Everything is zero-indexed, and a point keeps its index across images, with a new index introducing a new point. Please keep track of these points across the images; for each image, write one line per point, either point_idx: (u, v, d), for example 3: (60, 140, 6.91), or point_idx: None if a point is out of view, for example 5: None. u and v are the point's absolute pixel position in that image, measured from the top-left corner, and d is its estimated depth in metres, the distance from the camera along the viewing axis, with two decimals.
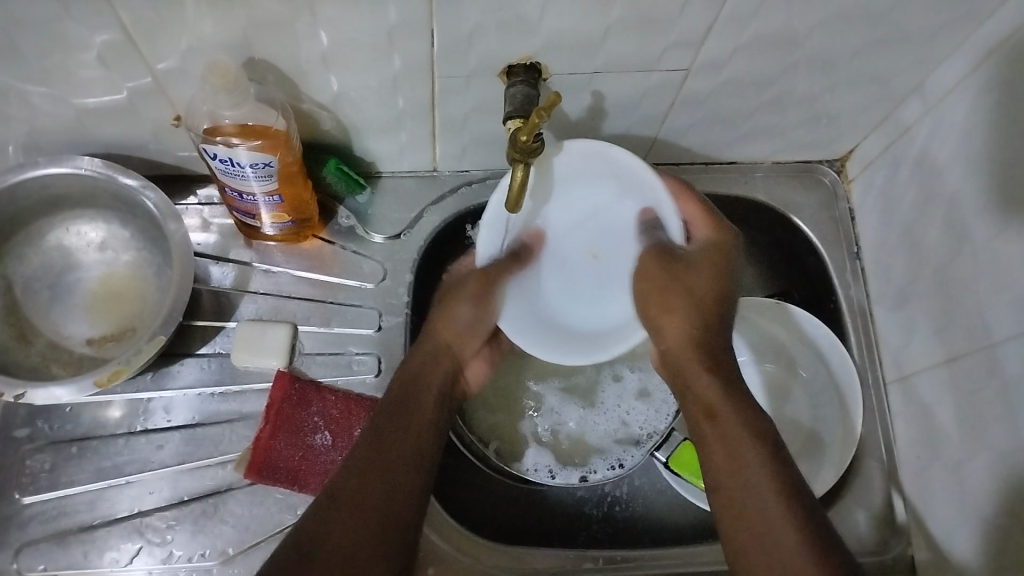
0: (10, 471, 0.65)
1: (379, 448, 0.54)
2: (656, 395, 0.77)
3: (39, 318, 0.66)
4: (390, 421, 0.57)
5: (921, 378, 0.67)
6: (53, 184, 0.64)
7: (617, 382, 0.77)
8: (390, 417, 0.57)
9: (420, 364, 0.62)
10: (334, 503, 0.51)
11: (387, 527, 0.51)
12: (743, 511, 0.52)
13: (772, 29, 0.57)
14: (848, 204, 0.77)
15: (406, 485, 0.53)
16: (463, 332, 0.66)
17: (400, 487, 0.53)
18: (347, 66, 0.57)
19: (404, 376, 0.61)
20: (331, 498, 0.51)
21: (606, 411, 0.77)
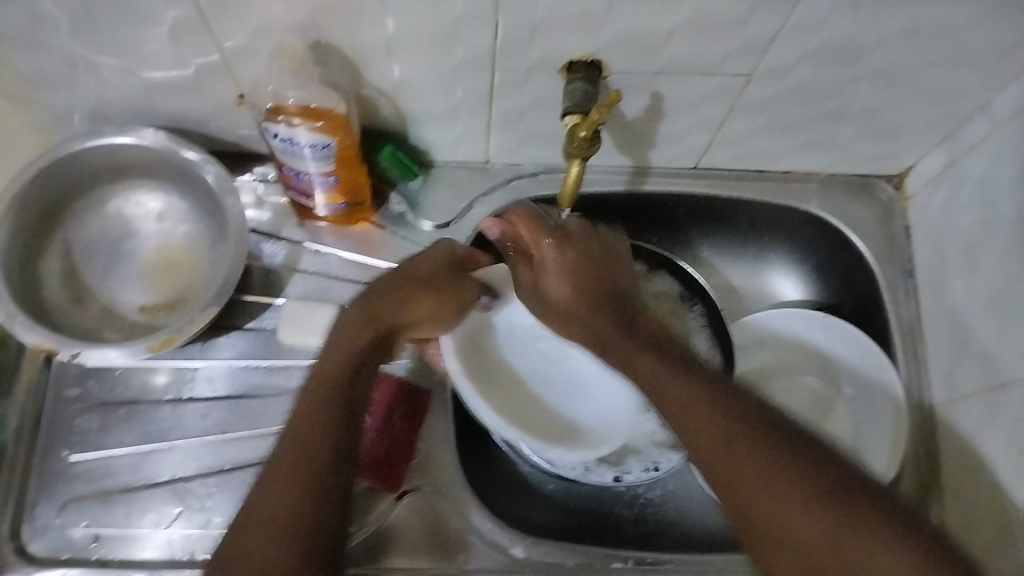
0: (60, 428, 0.67)
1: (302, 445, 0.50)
2: None
3: (96, 282, 0.68)
4: (312, 414, 0.52)
5: (970, 403, 0.66)
6: (118, 153, 0.66)
7: None
8: (315, 405, 0.52)
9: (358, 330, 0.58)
10: (257, 519, 0.47)
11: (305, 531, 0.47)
12: (726, 464, 0.47)
13: (840, 38, 0.56)
14: (904, 221, 0.76)
15: (326, 489, 0.49)
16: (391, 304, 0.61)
17: (317, 494, 0.48)
18: (410, 53, 0.57)
19: (347, 345, 0.57)
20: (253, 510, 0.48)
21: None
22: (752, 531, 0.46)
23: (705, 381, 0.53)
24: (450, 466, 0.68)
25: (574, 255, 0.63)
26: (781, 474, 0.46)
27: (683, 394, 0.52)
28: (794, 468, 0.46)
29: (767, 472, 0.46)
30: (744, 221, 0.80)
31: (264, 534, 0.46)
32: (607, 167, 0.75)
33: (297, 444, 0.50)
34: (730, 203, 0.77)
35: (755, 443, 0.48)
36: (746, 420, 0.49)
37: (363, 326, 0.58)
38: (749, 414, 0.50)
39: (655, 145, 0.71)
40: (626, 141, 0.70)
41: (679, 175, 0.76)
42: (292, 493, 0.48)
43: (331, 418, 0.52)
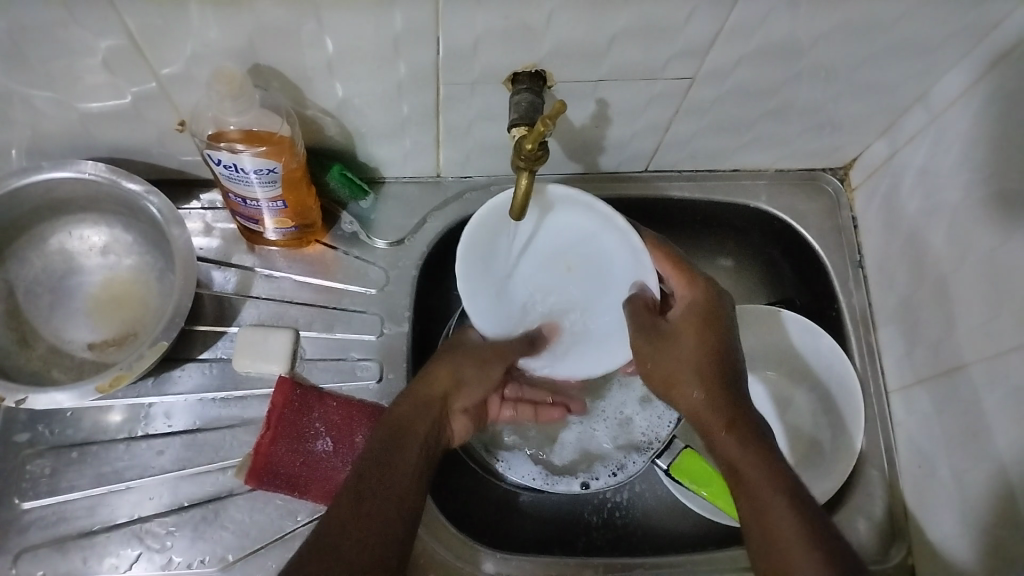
0: (10, 475, 0.64)
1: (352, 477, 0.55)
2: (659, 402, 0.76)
3: (41, 322, 0.66)
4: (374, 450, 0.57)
5: (923, 387, 0.67)
6: (56, 188, 0.64)
7: (623, 389, 0.77)
8: (376, 447, 0.57)
9: (409, 405, 0.60)
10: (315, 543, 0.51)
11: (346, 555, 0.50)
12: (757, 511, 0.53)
13: (780, 38, 0.57)
14: (850, 213, 0.78)
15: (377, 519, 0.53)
16: (464, 382, 0.63)
17: (366, 524, 0.52)
18: (352, 72, 0.56)
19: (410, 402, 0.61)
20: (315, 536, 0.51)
21: (605, 412, 0.76)
22: (756, 543, 0.52)
23: (762, 453, 0.55)
24: None
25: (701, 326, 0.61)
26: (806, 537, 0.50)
27: (730, 417, 0.58)
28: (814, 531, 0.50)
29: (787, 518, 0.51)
30: (696, 221, 0.81)
31: (330, 552, 0.50)
32: (558, 175, 0.75)
33: (363, 476, 0.55)
34: (681, 203, 0.78)
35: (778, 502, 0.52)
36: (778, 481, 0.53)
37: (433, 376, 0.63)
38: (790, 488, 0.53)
39: (605, 150, 0.71)
40: (575, 148, 0.70)
41: (630, 178, 0.76)
42: (360, 518, 0.52)
43: (395, 462, 0.56)
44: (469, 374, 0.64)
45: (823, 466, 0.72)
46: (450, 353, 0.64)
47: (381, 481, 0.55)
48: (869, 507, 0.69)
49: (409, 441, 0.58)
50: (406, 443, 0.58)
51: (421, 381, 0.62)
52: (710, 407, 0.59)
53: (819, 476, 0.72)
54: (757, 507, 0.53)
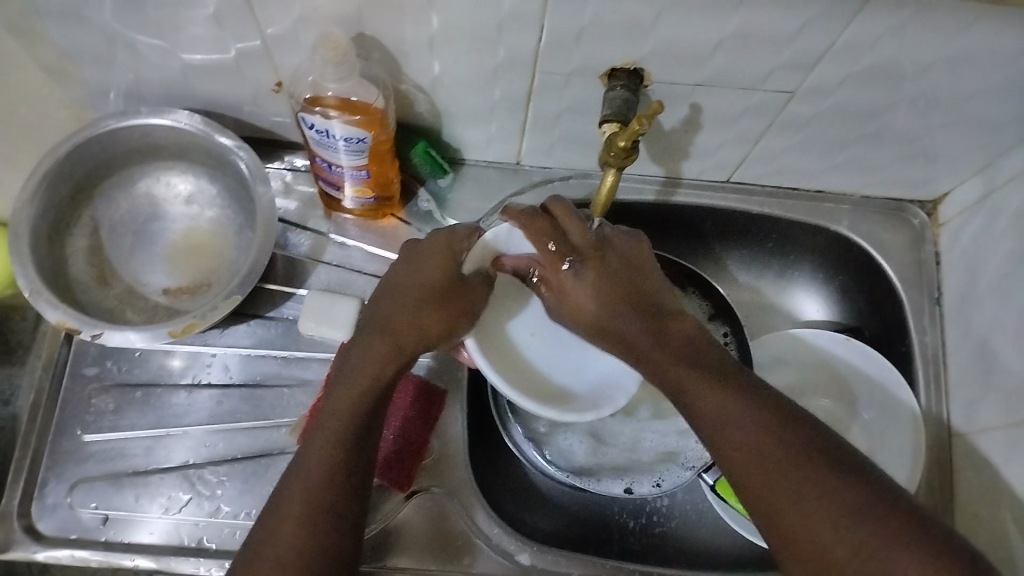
0: (76, 406, 0.67)
1: (331, 463, 0.50)
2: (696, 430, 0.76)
3: (120, 262, 0.68)
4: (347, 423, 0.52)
5: (991, 435, 0.65)
6: (150, 134, 0.66)
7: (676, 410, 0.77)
8: (352, 413, 0.52)
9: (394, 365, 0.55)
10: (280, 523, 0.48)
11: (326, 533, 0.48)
12: (734, 442, 0.50)
13: (889, 59, 0.55)
14: (933, 248, 0.75)
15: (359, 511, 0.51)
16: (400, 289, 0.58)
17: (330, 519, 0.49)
18: (452, 50, 0.57)
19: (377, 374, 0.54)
20: (280, 519, 0.48)
21: (621, 434, 0.77)
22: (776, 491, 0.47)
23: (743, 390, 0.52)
24: (462, 467, 0.68)
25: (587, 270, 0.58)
26: (804, 465, 0.47)
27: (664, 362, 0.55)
28: (824, 467, 0.47)
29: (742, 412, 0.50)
30: (771, 238, 0.79)
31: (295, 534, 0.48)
32: (639, 176, 0.75)
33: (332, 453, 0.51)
34: (759, 219, 0.77)
35: (831, 476, 0.46)
36: (779, 427, 0.49)
37: (410, 329, 0.56)
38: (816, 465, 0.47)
39: (689, 155, 0.70)
40: (659, 150, 0.70)
41: (710, 187, 0.76)
42: (332, 509, 0.49)
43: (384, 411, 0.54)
44: (455, 312, 0.59)
45: None
46: (416, 288, 0.58)
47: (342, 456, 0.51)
48: None
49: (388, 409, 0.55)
50: (342, 443, 0.51)
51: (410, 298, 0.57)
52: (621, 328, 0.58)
53: None
54: (735, 464, 0.49)
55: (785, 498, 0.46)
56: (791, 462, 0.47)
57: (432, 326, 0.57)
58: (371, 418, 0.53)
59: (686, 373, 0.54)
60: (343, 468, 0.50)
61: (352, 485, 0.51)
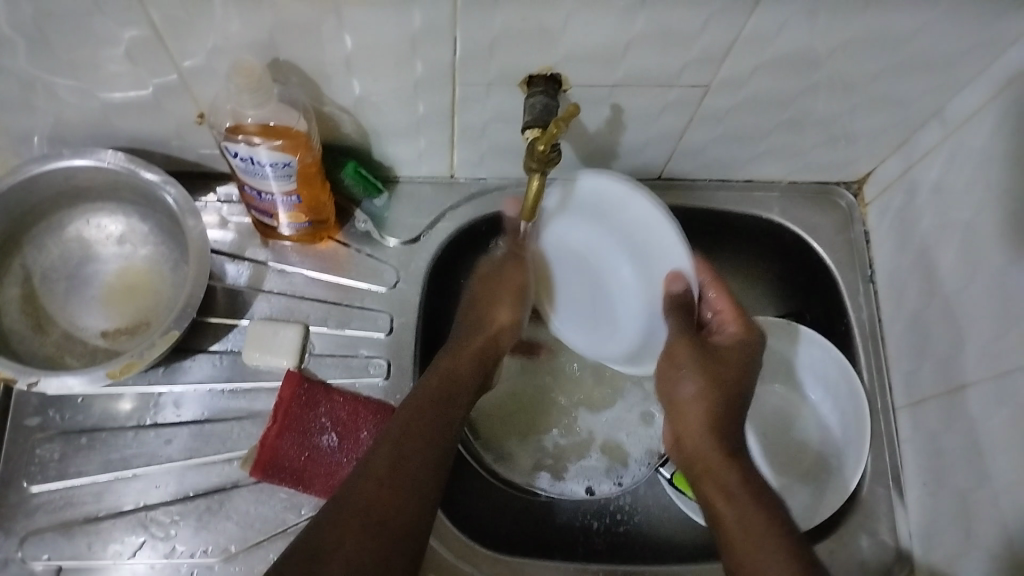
0: (20, 458, 0.65)
1: (393, 465, 0.55)
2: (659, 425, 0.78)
3: (55, 308, 0.67)
4: (406, 436, 0.57)
5: (932, 402, 0.67)
6: (74, 176, 0.65)
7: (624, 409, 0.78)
8: (416, 424, 0.58)
9: (464, 371, 0.64)
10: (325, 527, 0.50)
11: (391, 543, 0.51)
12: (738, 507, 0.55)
13: (797, 46, 0.57)
14: (862, 227, 0.77)
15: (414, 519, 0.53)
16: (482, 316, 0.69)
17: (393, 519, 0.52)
18: (370, 69, 0.57)
19: (442, 381, 0.62)
20: (325, 524, 0.51)
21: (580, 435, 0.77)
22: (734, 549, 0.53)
23: (757, 491, 0.56)
24: None
25: (697, 356, 0.63)
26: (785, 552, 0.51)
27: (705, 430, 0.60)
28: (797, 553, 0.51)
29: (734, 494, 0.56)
30: (708, 231, 0.81)
31: (351, 532, 0.50)
32: None
33: (399, 453, 0.56)
34: (694, 213, 0.78)
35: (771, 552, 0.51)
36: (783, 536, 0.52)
37: (469, 347, 0.66)
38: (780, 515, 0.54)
39: (619, 155, 0.71)
40: (589, 153, 0.71)
41: (643, 186, 0.77)
42: (393, 509, 0.52)
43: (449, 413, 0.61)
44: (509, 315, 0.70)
45: (830, 479, 0.72)
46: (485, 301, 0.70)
47: (400, 435, 0.57)
48: (875, 523, 0.68)
49: (455, 404, 0.61)
50: (411, 430, 0.57)
51: (486, 305, 0.70)
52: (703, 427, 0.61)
53: (826, 488, 0.72)
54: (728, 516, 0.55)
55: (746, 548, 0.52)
56: (762, 533, 0.52)
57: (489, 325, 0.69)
58: (434, 414, 0.59)
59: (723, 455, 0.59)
60: (401, 461, 0.55)
61: (417, 484, 0.55)
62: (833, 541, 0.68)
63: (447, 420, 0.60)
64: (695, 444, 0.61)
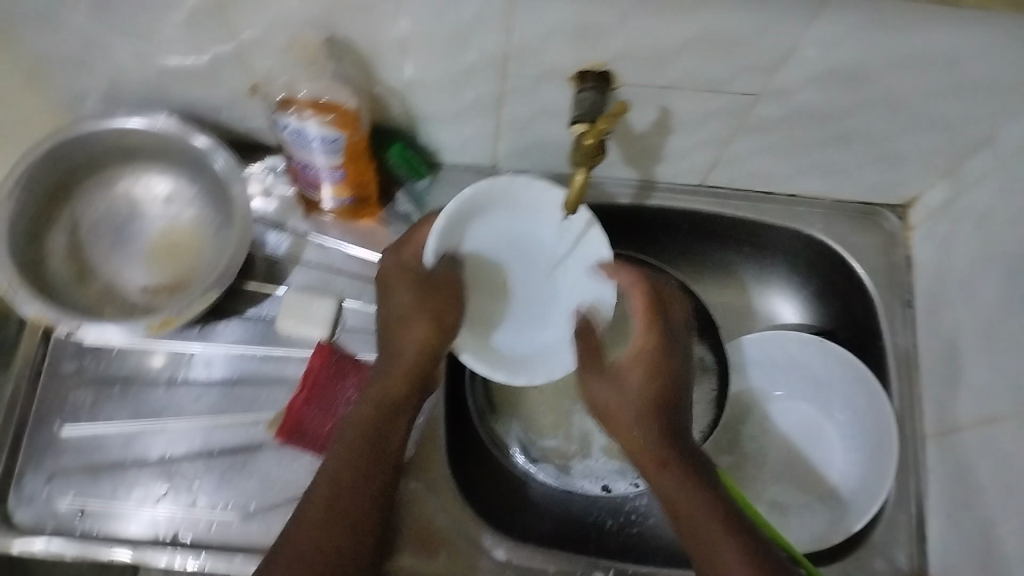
0: (54, 400, 0.68)
1: (342, 487, 0.56)
2: None
3: (99, 261, 0.69)
4: (349, 459, 0.56)
5: (961, 434, 0.66)
6: (128, 135, 0.67)
7: None
8: (356, 443, 0.57)
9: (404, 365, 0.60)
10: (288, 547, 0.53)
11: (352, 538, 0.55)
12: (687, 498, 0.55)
13: (852, 61, 0.56)
14: (905, 252, 0.76)
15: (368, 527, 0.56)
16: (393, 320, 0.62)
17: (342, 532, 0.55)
18: (423, 53, 0.58)
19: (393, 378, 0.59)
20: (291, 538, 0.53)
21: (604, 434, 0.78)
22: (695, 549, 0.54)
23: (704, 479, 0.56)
24: (442, 464, 0.69)
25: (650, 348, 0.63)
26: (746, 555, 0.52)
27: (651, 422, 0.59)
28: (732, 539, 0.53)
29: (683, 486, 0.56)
30: (746, 242, 0.80)
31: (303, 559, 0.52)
32: (616, 178, 0.76)
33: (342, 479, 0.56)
34: (733, 222, 0.78)
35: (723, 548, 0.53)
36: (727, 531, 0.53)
37: (403, 351, 0.60)
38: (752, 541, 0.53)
39: (663, 158, 0.71)
40: (634, 154, 0.71)
41: (684, 191, 0.77)
42: (347, 525, 0.55)
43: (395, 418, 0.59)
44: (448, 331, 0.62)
45: (849, 502, 0.71)
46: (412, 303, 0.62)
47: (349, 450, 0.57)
48: (891, 550, 0.68)
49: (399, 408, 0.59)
50: (354, 446, 0.57)
51: (402, 310, 0.62)
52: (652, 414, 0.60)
53: (845, 511, 0.71)
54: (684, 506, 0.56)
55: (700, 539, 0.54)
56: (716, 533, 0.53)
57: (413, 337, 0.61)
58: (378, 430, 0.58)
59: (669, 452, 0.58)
60: (348, 479, 0.56)
61: (358, 500, 0.56)
62: (847, 563, 0.67)
63: (397, 422, 0.59)
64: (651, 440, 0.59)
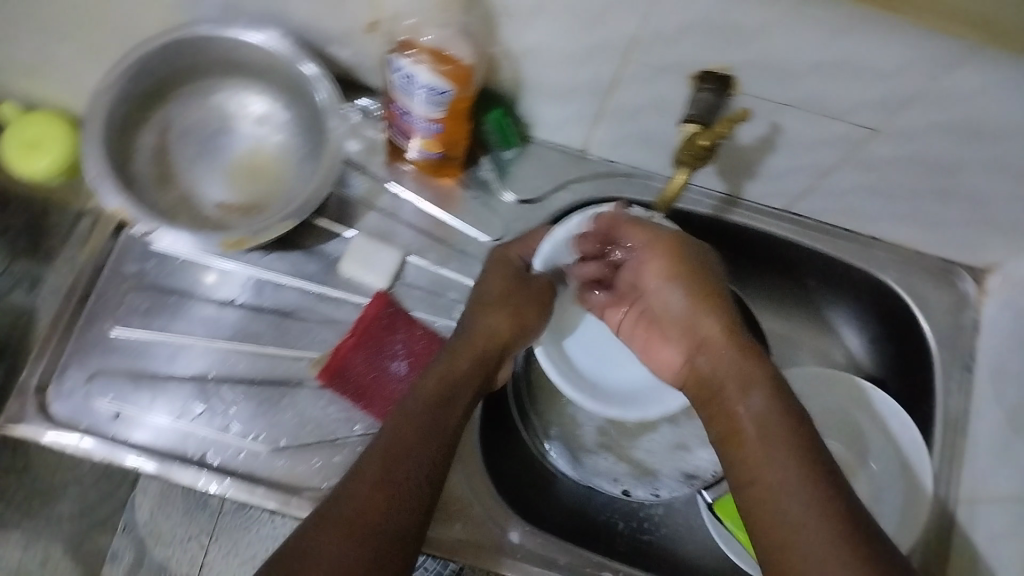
0: (108, 299, 0.68)
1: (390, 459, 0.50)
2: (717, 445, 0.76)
3: (182, 170, 0.69)
4: (405, 424, 0.52)
5: (999, 508, 0.65)
6: (238, 50, 0.66)
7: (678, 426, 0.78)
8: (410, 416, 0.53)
9: (462, 364, 0.58)
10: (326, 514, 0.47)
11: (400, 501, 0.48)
12: (776, 456, 0.49)
13: (983, 114, 0.55)
14: (975, 315, 0.75)
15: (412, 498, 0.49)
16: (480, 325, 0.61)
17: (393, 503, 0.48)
18: (548, 22, 0.57)
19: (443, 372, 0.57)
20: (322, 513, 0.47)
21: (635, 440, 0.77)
22: (756, 513, 0.48)
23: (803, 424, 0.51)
24: (472, 436, 0.69)
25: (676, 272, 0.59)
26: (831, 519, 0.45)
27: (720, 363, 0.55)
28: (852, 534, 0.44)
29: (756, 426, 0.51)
30: (815, 275, 0.79)
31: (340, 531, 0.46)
32: (700, 189, 0.75)
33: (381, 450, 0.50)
34: (810, 254, 0.77)
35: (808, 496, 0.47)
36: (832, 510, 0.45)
37: (477, 335, 0.60)
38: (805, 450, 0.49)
39: (756, 175, 0.70)
40: (728, 165, 0.70)
41: (766, 213, 0.75)
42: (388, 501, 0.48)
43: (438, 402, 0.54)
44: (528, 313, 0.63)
45: None
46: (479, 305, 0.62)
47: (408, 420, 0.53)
48: None
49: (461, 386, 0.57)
50: (405, 427, 0.52)
51: (477, 314, 0.62)
52: (710, 370, 0.56)
53: None
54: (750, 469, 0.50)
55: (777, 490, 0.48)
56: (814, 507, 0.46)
57: (497, 334, 0.61)
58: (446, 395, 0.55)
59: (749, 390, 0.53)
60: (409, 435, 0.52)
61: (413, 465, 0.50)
62: None
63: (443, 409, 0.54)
64: (731, 392, 0.54)
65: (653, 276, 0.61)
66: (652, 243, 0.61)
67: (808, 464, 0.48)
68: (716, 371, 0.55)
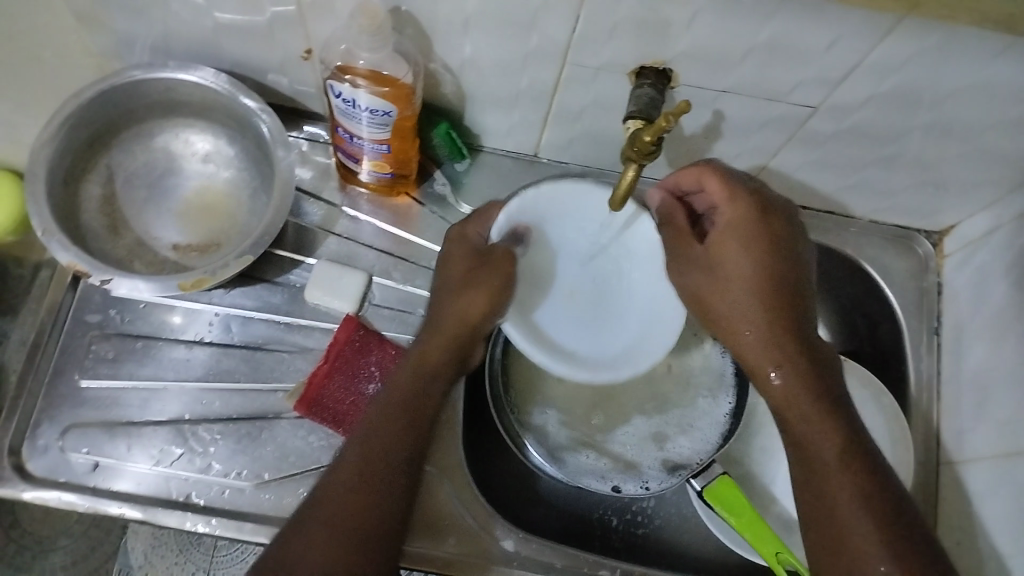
0: (73, 351, 0.67)
1: (364, 475, 0.51)
2: (697, 432, 0.73)
3: (134, 214, 0.68)
4: (378, 429, 0.53)
5: (978, 464, 0.66)
6: (178, 89, 0.66)
7: None
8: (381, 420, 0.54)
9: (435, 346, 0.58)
10: (311, 518, 0.49)
11: (369, 516, 0.50)
12: (826, 451, 0.50)
13: (918, 82, 0.56)
14: (935, 278, 0.76)
15: (385, 508, 0.51)
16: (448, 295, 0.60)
17: (365, 517, 0.50)
18: (483, 33, 0.57)
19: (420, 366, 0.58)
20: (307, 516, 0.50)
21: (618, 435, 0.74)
22: (809, 501, 0.50)
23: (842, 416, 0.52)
24: (456, 449, 0.69)
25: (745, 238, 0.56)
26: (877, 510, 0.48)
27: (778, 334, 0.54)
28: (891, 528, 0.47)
29: (809, 419, 0.52)
30: None
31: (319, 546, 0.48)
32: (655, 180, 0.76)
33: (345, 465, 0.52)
34: None
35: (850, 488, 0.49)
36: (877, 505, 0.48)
37: (447, 321, 0.59)
38: (844, 432, 0.51)
39: None
40: (679, 155, 0.70)
41: None
42: (357, 520, 0.49)
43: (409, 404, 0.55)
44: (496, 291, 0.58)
45: None
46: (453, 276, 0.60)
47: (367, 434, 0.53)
48: None
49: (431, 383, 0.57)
50: (367, 439, 0.53)
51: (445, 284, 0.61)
52: (768, 346, 0.55)
53: None
54: (809, 456, 0.51)
55: (831, 482, 0.49)
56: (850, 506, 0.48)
57: (467, 313, 0.58)
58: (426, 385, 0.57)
59: (806, 382, 0.53)
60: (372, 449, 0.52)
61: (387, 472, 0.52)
62: None
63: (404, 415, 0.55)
64: (786, 375, 0.54)
65: (727, 236, 0.57)
66: (730, 200, 0.57)
67: (856, 465, 0.50)
68: (765, 352, 0.55)
